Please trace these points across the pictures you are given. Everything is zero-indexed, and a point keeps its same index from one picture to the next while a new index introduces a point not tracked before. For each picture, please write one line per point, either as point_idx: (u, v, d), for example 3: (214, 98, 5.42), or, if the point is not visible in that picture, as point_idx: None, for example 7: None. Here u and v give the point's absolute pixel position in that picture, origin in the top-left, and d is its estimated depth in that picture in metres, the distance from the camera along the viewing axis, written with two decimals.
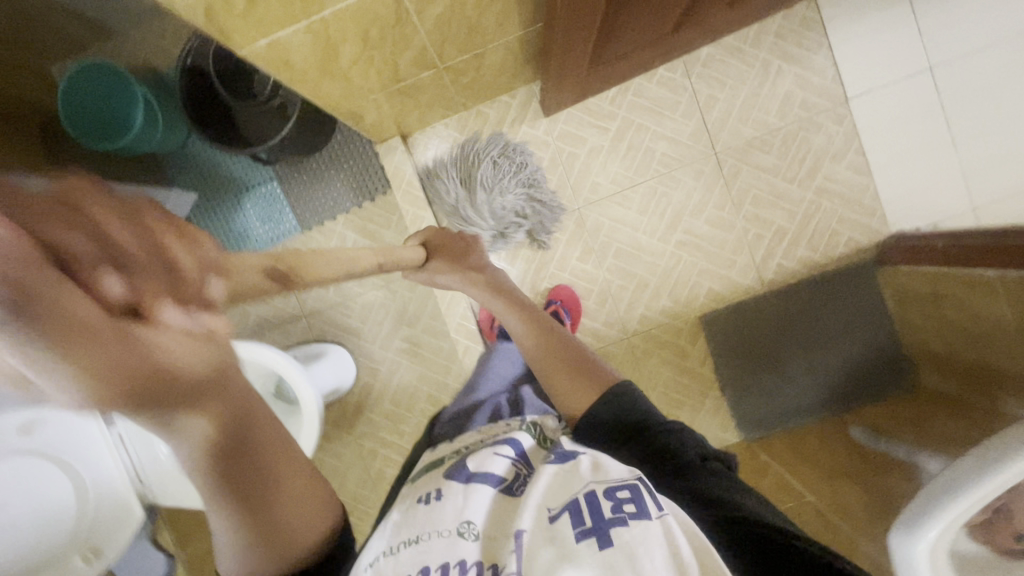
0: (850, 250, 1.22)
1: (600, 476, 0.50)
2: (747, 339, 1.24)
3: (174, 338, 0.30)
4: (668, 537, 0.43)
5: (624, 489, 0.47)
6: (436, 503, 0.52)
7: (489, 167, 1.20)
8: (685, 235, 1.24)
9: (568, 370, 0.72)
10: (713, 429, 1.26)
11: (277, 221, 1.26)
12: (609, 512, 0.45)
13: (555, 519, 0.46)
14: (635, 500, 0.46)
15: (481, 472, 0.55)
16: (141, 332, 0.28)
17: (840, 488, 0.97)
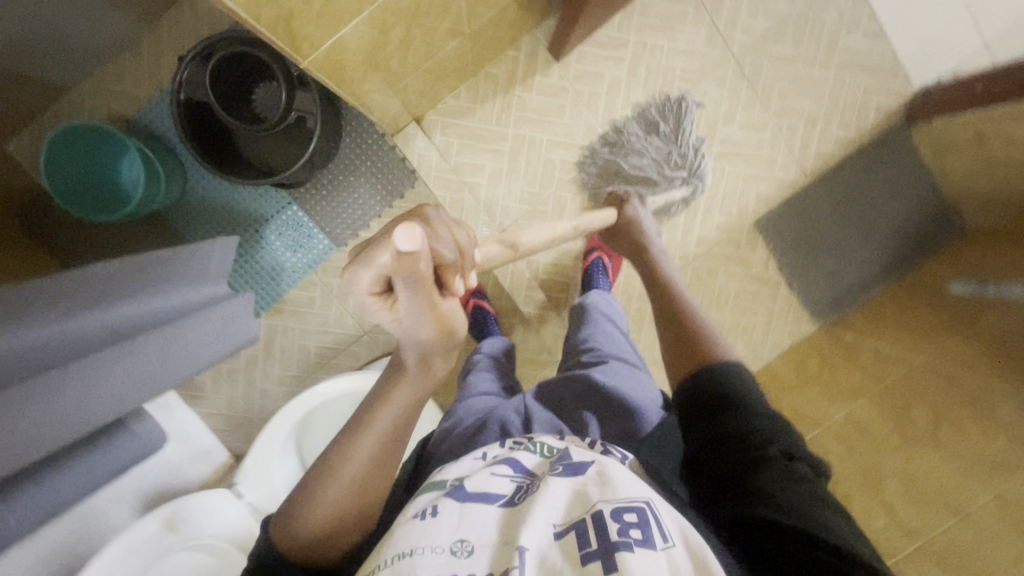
0: (880, 118, 1.23)
1: (607, 492, 0.46)
2: (805, 230, 1.26)
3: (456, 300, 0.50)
4: (676, 570, 0.40)
5: (631, 511, 0.44)
6: (434, 519, 0.44)
7: (636, 137, 1.16)
8: (723, 146, 1.23)
9: (691, 342, 0.73)
10: (791, 326, 1.29)
11: (308, 246, 1.19)
12: (616, 534, 0.41)
13: (560, 536, 0.43)
14: (643, 525, 0.43)
15: (479, 490, 0.48)
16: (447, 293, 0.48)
17: (943, 340, 0.99)
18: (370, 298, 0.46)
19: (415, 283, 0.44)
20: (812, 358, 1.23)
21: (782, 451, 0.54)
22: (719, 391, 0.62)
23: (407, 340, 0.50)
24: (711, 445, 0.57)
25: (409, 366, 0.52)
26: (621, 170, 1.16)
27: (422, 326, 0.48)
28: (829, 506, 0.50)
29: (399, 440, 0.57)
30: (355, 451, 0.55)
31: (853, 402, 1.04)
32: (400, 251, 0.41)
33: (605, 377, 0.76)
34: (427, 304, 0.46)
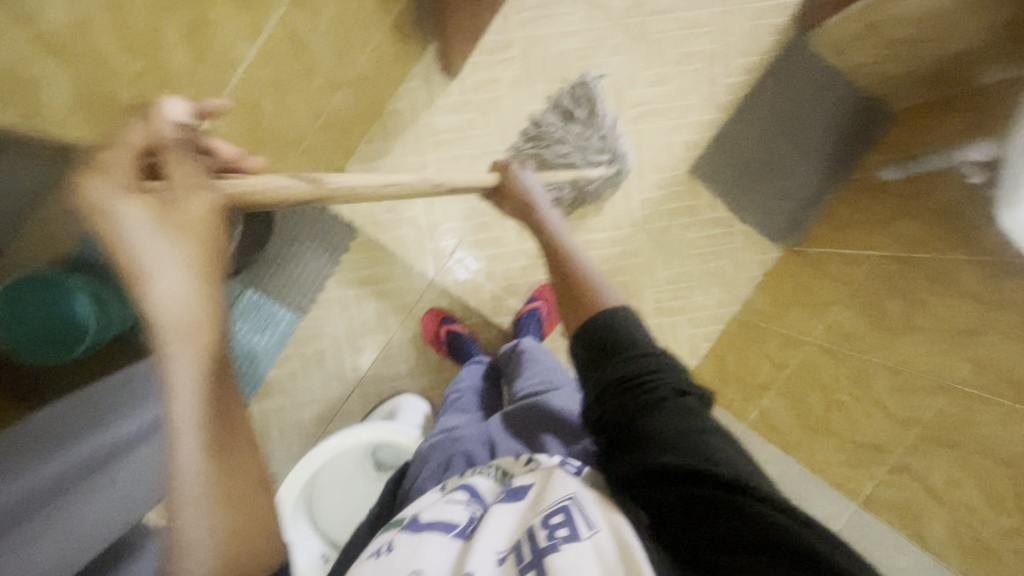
0: (775, 36, 1.25)
1: (541, 504, 0.54)
2: (739, 162, 1.27)
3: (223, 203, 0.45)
4: (599, 556, 0.47)
5: (557, 513, 0.51)
6: (386, 555, 0.52)
7: (553, 127, 1.18)
8: (635, 108, 1.25)
9: (572, 286, 0.71)
10: (755, 256, 1.30)
11: (274, 322, 1.23)
12: (545, 540, 0.49)
13: (502, 561, 0.50)
14: (568, 522, 0.49)
15: (435, 522, 0.55)
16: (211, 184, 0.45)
17: (896, 226, 1.00)
18: (113, 184, 0.39)
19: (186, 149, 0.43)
20: (783, 280, 1.24)
21: (673, 388, 0.53)
22: (604, 339, 0.59)
23: (165, 233, 0.40)
24: (603, 399, 0.55)
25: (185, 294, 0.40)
26: (549, 158, 1.18)
27: (184, 206, 0.41)
28: (718, 439, 0.51)
29: (242, 479, 0.43)
30: (187, 534, 0.39)
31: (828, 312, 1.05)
32: (172, 117, 0.44)
33: (559, 403, 0.79)
34: (191, 172, 0.42)
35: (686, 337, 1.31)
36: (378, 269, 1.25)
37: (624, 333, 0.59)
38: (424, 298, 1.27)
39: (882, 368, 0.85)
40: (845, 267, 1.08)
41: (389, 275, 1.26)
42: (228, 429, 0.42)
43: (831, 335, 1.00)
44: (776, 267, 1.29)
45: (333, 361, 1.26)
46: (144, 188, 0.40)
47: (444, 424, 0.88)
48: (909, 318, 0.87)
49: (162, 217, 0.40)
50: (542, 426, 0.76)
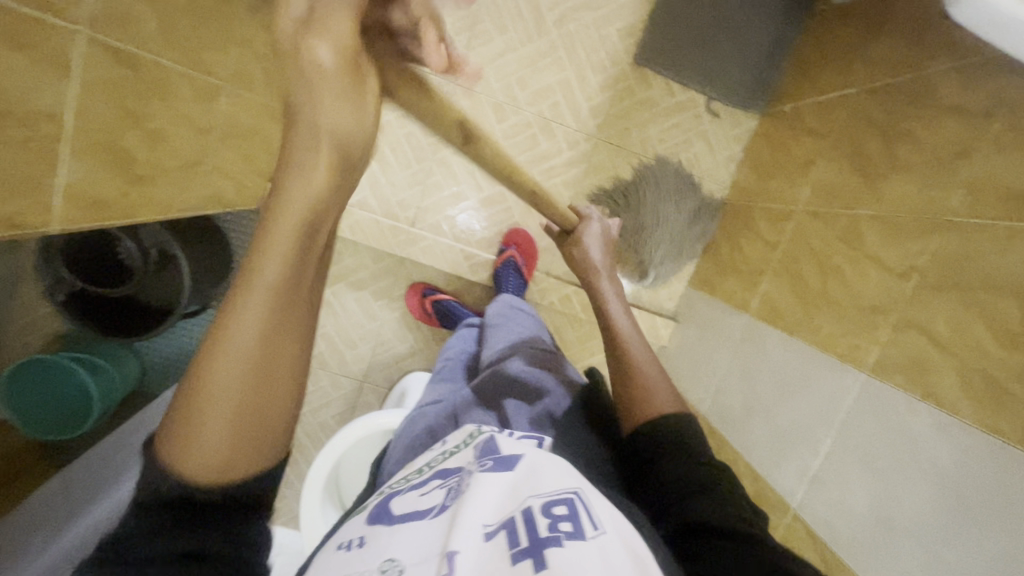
0: None
1: (537, 488, 0.51)
2: (685, 33, 1.13)
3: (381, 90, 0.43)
4: (603, 552, 0.45)
5: (560, 505, 0.49)
6: (358, 549, 0.50)
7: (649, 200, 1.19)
8: (555, 9, 1.12)
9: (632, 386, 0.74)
10: (730, 131, 1.19)
11: None
12: (546, 530, 0.46)
13: (490, 535, 0.47)
14: (570, 517, 0.48)
15: (410, 511, 0.54)
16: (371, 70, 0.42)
17: (871, 51, 0.87)
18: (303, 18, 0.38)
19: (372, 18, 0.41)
20: (763, 149, 1.13)
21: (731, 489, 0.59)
22: (674, 431, 0.65)
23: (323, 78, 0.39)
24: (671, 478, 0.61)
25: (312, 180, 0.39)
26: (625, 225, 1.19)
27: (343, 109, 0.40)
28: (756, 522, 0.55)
29: (285, 360, 0.40)
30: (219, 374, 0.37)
31: (810, 172, 0.94)
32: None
33: (522, 367, 0.80)
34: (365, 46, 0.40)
35: (677, 239, 1.23)
36: (346, 262, 1.23)
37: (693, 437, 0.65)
38: (401, 276, 1.24)
39: (873, 218, 0.76)
40: (820, 114, 0.96)
41: (360, 263, 1.23)
42: (299, 302, 0.39)
43: (818, 197, 0.90)
44: (755, 136, 1.17)
45: (334, 361, 1.27)
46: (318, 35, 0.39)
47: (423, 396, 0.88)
48: (893, 154, 0.77)
49: (317, 91, 0.39)
50: (506, 390, 0.77)
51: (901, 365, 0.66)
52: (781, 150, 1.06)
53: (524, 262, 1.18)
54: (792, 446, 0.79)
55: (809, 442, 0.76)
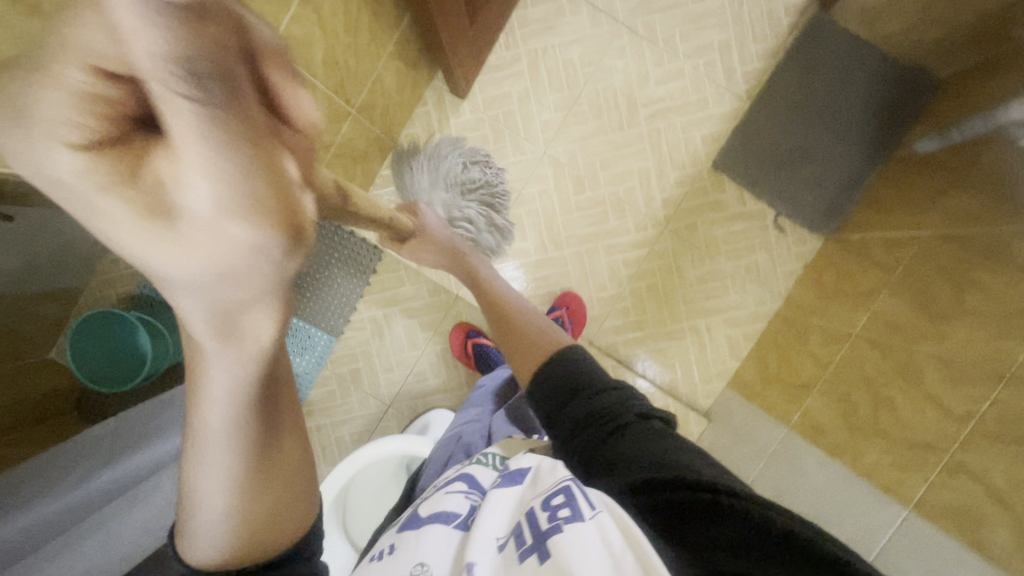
0: (793, 18, 1.19)
1: (540, 488, 0.51)
2: (765, 154, 1.21)
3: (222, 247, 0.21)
4: (602, 535, 0.43)
5: (559, 495, 0.48)
6: (389, 557, 0.51)
7: (449, 165, 1.16)
8: (649, 107, 1.23)
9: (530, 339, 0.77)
10: (794, 247, 1.22)
11: (311, 345, 1.26)
12: (546, 523, 0.45)
13: (502, 547, 0.47)
14: (569, 503, 0.47)
15: (435, 513, 0.54)
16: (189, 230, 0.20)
17: (946, 200, 0.90)
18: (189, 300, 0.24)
19: (228, 101, 0.17)
20: (825, 272, 1.15)
21: (637, 414, 0.59)
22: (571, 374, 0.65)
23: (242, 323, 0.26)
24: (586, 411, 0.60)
25: (112, 208, 0.19)
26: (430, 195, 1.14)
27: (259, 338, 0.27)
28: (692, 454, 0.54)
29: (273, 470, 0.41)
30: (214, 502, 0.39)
31: (873, 301, 0.96)
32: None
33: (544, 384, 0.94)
34: (240, 184, 0.19)
35: (724, 339, 1.24)
36: (404, 289, 1.28)
37: (593, 371, 0.66)
38: (450, 314, 1.29)
39: (934, 358, 0.77)
40: (888, 250, 1.00)
41: (417, 292, 1.29)
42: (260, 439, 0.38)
43: (878, 327, 0.91)
44: (817, 257, 1.20)
45: (367, 381, 1.29)
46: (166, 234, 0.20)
47: (458, 415, 0.92)
48: (961, 300, 0.78)
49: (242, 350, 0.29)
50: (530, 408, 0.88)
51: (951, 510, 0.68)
52: (843, 275, 1.09)
53: (572, 326, 1.19)
54: None
55: None
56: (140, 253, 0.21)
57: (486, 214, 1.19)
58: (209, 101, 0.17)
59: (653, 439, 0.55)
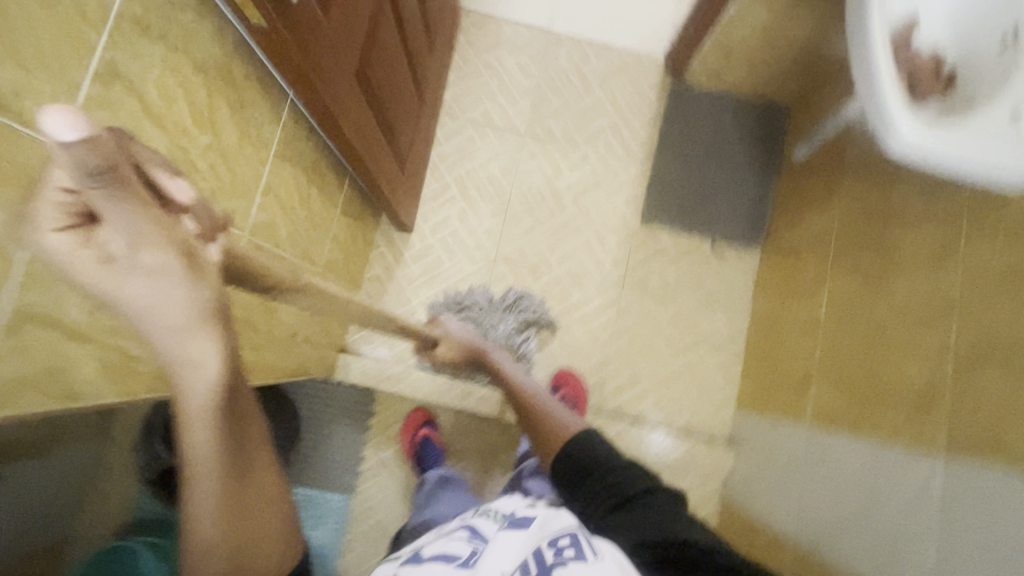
0: (657, 90, 1.43)
1: (544, 528, 0.53)
2: (682, 196, 1.37)
3: (149, 282, 0.29)
4: None
5: (564, 537, 0.51)
6: None
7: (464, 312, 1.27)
8: (571, 191, 1.39)
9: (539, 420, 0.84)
10: (739, 265, 1.35)
11: (328, 513, 1.20)
12: (552, 558, 0.49)
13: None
14: (575, 546, 0.50)
15: (437, 553, 0.51)
16: (128, 276, 0.29)
17: (838, 187, 1.06)
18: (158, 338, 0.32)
19: (121, 188, 0.25)
20: (773, 276, 1.27)
21: (644, 485, 0.68)
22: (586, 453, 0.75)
23: (192, 353, 0.33)
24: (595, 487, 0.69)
25: (78, 263, 0.28)
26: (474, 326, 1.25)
27: (201, 368, 0.33)
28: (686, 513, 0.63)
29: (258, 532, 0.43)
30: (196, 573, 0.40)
31: (822, 287, 1.06)
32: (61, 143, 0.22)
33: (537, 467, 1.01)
34: (143, 234, 0.28)
35: (716, 366, 1.31)
36: None
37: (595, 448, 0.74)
38: (457, 431, 1.27)
39: (892, 315, 0.85)
40: (810, 240, 1.14)
41: None
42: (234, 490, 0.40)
43: (836, 306, 1.00)
44: (762, 267, 1.33)
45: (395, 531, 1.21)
46: (119, 280, 0.29)
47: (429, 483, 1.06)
48: (886, 260, 0.89)
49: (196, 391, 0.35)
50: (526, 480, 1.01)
51: (978, 444, 0.67)
52: (789, 274, 1.20)
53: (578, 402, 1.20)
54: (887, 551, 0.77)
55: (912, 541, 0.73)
56: (98, 290, 0.29)
57: (520, 309, 1.29)
58: (104, 186, 0.24)
59: (657, 505, 0.64)
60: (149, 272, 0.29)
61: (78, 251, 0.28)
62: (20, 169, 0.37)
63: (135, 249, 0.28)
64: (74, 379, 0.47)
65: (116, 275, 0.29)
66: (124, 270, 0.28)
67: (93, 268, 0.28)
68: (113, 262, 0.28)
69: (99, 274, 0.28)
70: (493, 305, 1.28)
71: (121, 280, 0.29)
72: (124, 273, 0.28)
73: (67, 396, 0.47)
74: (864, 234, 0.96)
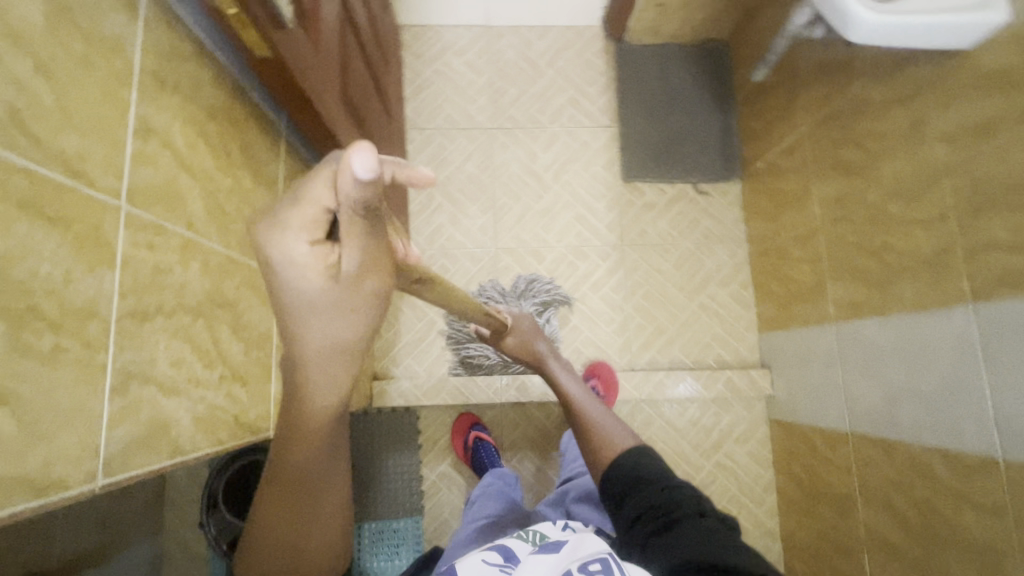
0: (604, 57, 1.48)
1: (575, 554, 0.59)
2: (656, 148, 1.42)
3: (355, 292, 0.39)
4: None
5: (596, 562, 0.56)
6: None
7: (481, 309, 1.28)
8: (550, 170, 1.42)
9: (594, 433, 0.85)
10: (723, 199, 1.41)
11: (403, 537, 1.19)
12: None
13: None
14: (606, 570, 0.54)
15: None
16: (345, 284, 0.38)
17: (800, 99, 1.13)
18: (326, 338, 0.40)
19: (375, 226, 0.35)
20: (758, 199, 1.33)
21: (694, 511, 0.65)
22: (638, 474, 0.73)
23: (341, 355, 0.42)
24: (644, 510, 0.68)
25: (306, 265, 0.36)
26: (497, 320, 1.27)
27: (339, 367, 0.43)
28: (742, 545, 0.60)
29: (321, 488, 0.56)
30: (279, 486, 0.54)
31: (809, 194, 1.12)
32: (356, 180, 0.29)
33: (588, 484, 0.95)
34: (369, 258, 0.37)
35: (729, 297, 1.36)
36: None
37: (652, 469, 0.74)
38: (506, 425, 1.28)
39: (884, 197, 0.91)
40: (785, 156, 1.20)
41: None
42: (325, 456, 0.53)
43: (828, 207, 1.06)
44: (745, 195, 1.39)
45: None
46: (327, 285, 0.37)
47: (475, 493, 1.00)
48: (864, 150, 0.95)
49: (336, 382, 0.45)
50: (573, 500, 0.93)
51: (1001, 280, 0.71)
52: (773, 192, 1.26)
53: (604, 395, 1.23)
54: (953, 407, 0.79)
55: (968, 390, 0.76)
56: (311, 289, 0.37)
57: (534, 292, 1.32)
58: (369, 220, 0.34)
59: (706, 531, 0.61)
60: (361, 289, 0.38)
61: (314, 254, 0.36)
62: (89, 231, 0.38)
63: (363, 268, 0.37)
64: (175, 434, 0.48)
65: (328, 278, 0.37)
66: (343, 278, 0.37)
67: (321, 271, 0.36)
68: (337, 266, 0.37)
69: (323, 273, 0.37)
70: (507, 294, 1.32)
71: (333, 285, 0.37)
72: (342, 279, 0.37)
73: (172, 451, 0.47)
74: (836, 133, 1.02)
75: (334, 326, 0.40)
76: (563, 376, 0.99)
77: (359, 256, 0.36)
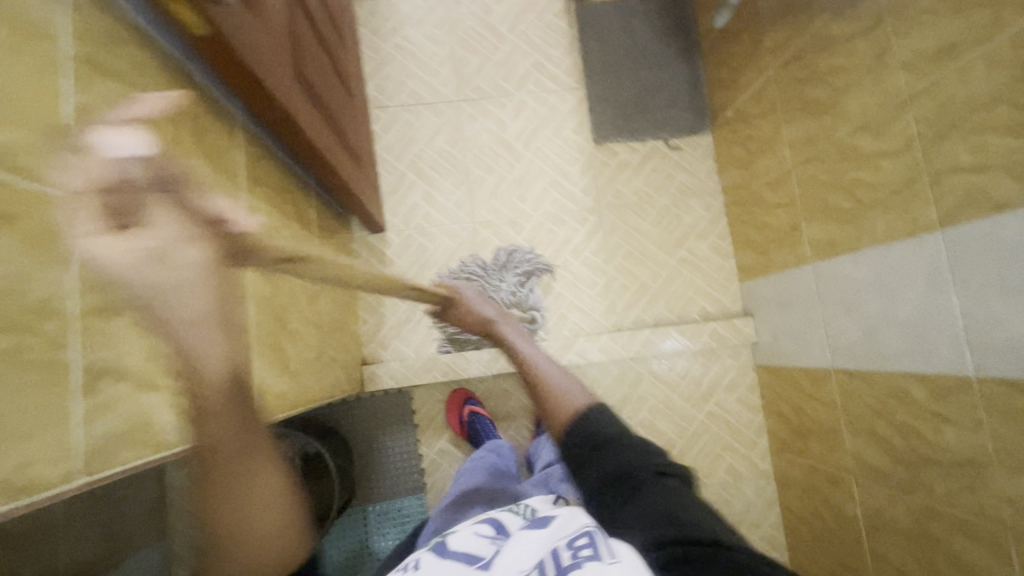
0: (565, 17, 1.44)
1: (559, 532, 0.60)
2: (624, 107, 1.40)
3: (184, 260, 0.42)
4: None
5: (581, 537, 0.58)
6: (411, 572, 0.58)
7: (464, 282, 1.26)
8: (520, 138, 1.40)
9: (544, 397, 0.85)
10: (696, 152, 1.41)
11: (409, 515, 1.21)
12: (569, 558, 0.55)
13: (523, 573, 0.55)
14: (592, 546, 0.56)
15: (462, 551, 0.60)
16: (170, 255, 0.41)
17: (764, 41, 1.12)
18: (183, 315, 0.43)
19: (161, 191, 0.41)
20: (730, 149, 1.33)
21: (653, 471, 0.68)
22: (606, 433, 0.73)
23: (202, 324, 0.44)
24: (611, 469, 0.69)
25: (116, 257, 0.39)
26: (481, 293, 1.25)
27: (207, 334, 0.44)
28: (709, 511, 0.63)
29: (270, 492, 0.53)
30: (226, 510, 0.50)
31: (779, 137, 1.12)
32: (126, 157, 0.37)
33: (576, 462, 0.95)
34: (171, 225, 0.42)
35: (709, 249, 1.38)
36: None
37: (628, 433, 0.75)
38: (500, 396, 1.30)
39: (852, 133, 0.92)
40: (753, 101, 1.20)
41: None
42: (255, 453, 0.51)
43: (798, 148, 1.07)
44: (717, 145, 1.39)
45: None
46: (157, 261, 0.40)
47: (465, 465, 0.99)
48: (830, 86, 0.95)
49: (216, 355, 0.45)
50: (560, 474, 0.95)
51: (966, 205, 0.73)
52: (743, 140, 1.26)
53: None
54: (929, 331, 0.81)
55: (940, 313, 0.78)
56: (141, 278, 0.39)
57: (515, 262, 1.30)
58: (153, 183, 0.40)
59: (672, 495, 0.64)
60: (184, 256, 0.42)
61: (118, 245, 0.39)
62: (38, 227, 0.36)
63: (168, 234, 0.41)
64: (158, 430, 0.47)
65: (151, 255, 0.40)
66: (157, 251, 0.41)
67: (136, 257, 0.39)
68: (148, 241, 0.40)
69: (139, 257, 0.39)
70: (489, 268, 1.29)
71: (155, 259, 0.40)
72: (162, 253, 0.41)
73: (157, 446, 0.47)
74: (801, 74, 1.02)
75: (186, 297, 0.43)
76: (517, 343, 0.95)
77: (163, 223, 0.41)
